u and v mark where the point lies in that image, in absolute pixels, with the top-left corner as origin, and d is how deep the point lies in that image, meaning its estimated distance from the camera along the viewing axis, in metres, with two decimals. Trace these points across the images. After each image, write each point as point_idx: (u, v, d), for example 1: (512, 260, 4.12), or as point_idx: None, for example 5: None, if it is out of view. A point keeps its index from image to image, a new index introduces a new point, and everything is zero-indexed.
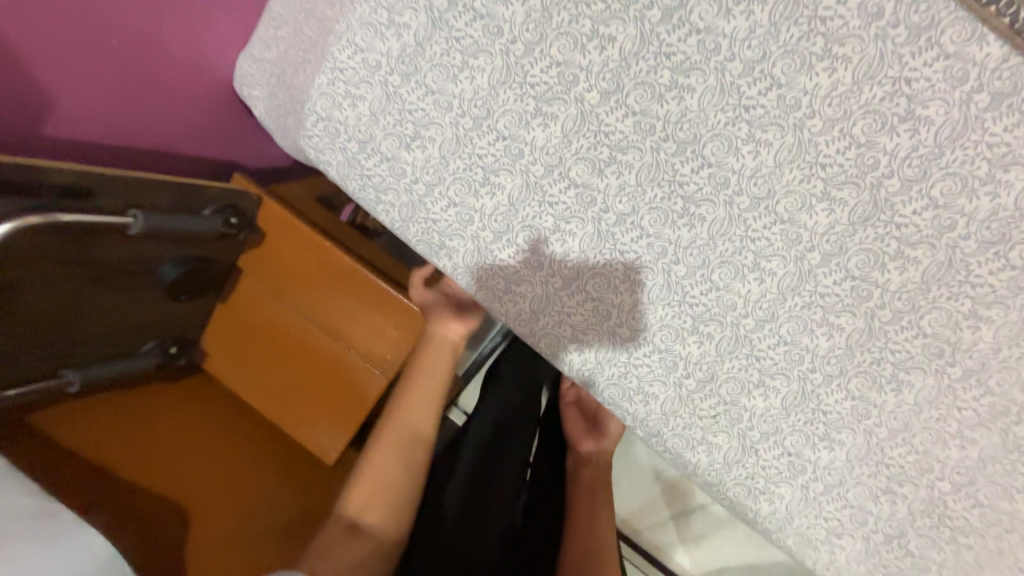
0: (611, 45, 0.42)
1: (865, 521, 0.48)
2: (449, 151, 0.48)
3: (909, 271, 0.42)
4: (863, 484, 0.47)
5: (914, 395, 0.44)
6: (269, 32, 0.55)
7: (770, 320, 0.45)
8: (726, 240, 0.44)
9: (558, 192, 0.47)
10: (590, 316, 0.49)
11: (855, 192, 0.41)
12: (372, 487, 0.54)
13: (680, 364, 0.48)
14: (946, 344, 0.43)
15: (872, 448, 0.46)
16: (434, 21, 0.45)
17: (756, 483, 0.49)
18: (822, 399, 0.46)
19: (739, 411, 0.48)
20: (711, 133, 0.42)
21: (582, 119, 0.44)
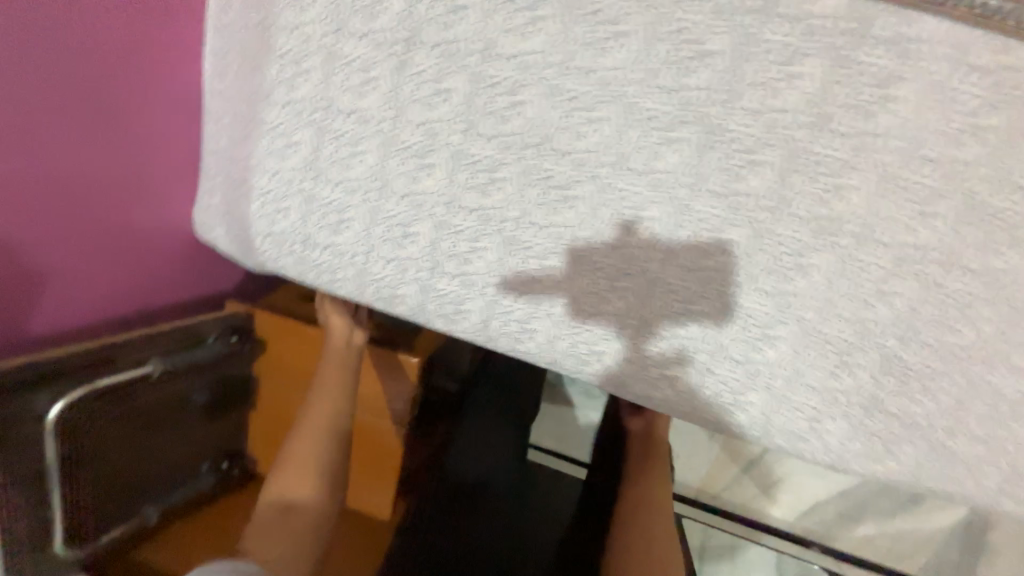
0: (604, 124, 0.48)
1: (1013, 464, 0.47)
2: (504, 252, 0.52)
3: (942, 223, 0.44)
4: (997, 429, 0.46)
5: (1002, 327, 0.44)
6: (271, 195, 0.58)
7: (829, 306, 0.46)
8: (762, 249, 0.46)
9: (599, 257, 0.50)
10: (661, 356, 0.51)
11: (865, 175, 0.44)
12: (296, 468, 0.62)
13: (763, 370, 0.49)
14: (1010, 274, 0.43)
15: (986, 391, 0.45)
16: (456, 153, 0.51)
17: (883, 461, 0.48)
18: (908, 361, 0.46)
19: (848, 403, 0.48)
20: (719, 167, 0.46)
21: (600, 190, 0.49)
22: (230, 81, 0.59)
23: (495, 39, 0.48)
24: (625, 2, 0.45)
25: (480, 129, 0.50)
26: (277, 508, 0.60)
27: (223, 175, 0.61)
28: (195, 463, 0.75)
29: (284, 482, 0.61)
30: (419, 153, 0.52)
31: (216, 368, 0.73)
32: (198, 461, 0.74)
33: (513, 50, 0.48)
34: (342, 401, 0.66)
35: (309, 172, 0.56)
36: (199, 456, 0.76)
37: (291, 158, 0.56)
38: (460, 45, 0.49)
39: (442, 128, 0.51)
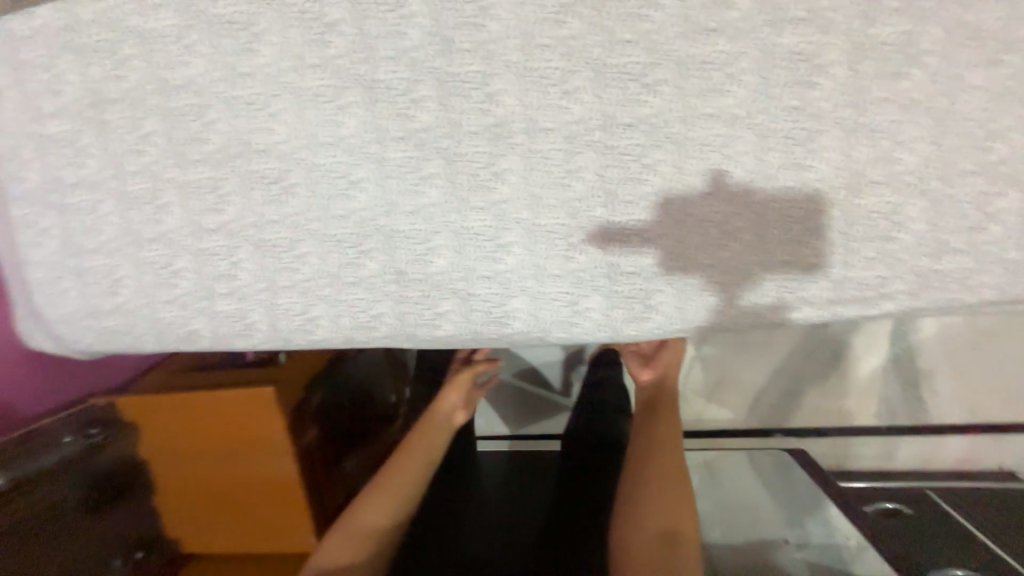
0: (505, 96, 0.52)
1: (987, 255, 0.51)
2: (458, 245, 0.56)
3: (826, 87, 0.49)
4: (957, 233, 0.50)
5: (919, 154, 0.49)
6: (226, 261, 0.60)
7: (766, 184, 0.52)
8: (690, 159, 0.52)
9: (549, 219, 0.54)
10: (640, 288, 0.56)
11: (745, 72, 0.50)
12: (357, 537, 0.66)
13: (734, 265, 0.54)
14: (904, 103, 0.48)
15: (939, 203, 0.50)
16: (381, 164, 0.55)
17: (871, 300, 0.53)
18: (856, 206, 0.51)
19: (816, 261, 0.53)
20: (631, 98, 0.51)
21: (528, 158, 0.53)
22: (23, 142, 0.60)
23: (375, 44, 0.51)
24: None
25: (392, 133, 0.54)
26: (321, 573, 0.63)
27: (157, 251, 0.61)
28: (103, 559, 0.80)
29: (340, 546, 0.65)
30: (348, 169, 0.56)
31: (88, 466, 0.79)
32: (101, 552, 0.80)
33: (392, 51, 0.51)
34: (428, 468, 0.76)
35: (251, 220, 0.59)
36: (109, 547, 0.81)
37: (229, 210, 0.59)
38: (343, 61, 0.52)
39: (359, 141, 0.55)
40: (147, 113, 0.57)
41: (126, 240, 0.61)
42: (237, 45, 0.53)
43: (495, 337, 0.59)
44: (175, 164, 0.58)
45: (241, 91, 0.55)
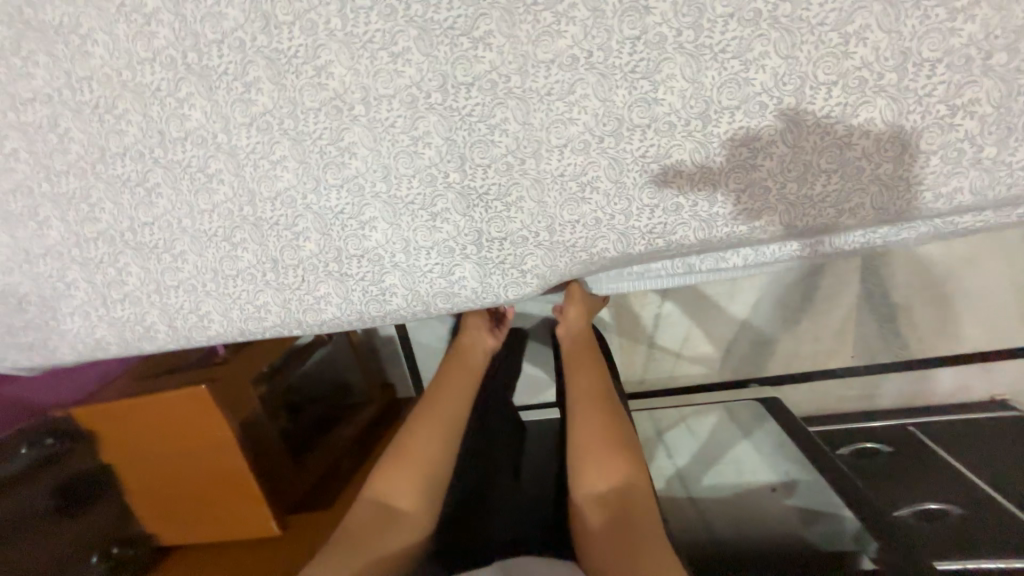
0: (333, 67, 0.50)
1: (861, 170, 0.48)
2: (323, 227, 0.56)
3: (662, 14, 0.46)
4: (823, 152, 0.47)
5: (770, 75, 0.46)
6: (115, 266, 0.62)
7: (618, 129, 0.49)
8: (535, 114, 0.50)
9: (406, 190, 0.53)
10: (510, 251, 0.55)
11: (575, 9, 0.46)
12: (413, 456, 0.64)
13: (602, 216, 0.53)
14: (745, 23, 0.45)
15: (798, 123, 0.47)
16: (234, 153, 0.55)
17: (742, 231, 0.52)
18: (716, 140, 0.48)
19: (682, 201, 0.51)
20: (465, 51, 0.48)
21: (372, 130, 0.52)
22: None
23: (199, 29, 0.50)
24: None
25: (237, 121, 0.53)
26: (381, 510, 0.60)
27: (50, 265, 0.63)
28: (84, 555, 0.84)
29: (393, 481, 0.62)
30: (204, 162, 0.55)
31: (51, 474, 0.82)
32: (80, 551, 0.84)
33: (217, 35, 0.50)
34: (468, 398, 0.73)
35: (125, 223, 0.59)
36: (87, 548, 0.85)
37: (103, 217, 0.60)
38: (173, 52, 0.52)
39: (208, 132, 0.54)
40: (6, 130, 0.57)
41: (19, 258, 0.63)
42: (70, 49, 0.53)
43: (380, 315, 0.60)
44: (44, 178, 0.59)
45: (86, 96, 0.55)
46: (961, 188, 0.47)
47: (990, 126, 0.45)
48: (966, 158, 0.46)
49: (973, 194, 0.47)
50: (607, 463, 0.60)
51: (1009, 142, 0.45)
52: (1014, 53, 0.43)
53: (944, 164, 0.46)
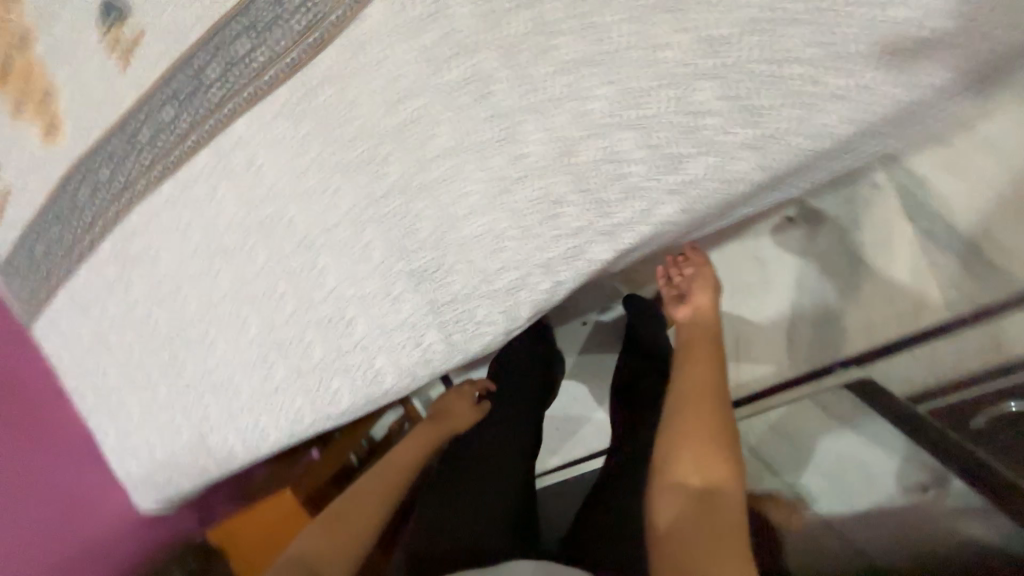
0: (302, 219, 0.68)
1: (726, 139, 0.50)
2: (322, 334, 0.71)
3: (504, 93, 0.57)
4: (683, 136, 0.51)
5: (603, 98, 0.53)
6: (201, 406, 0.82)
7: (506, 184, 0.59)
8: (440, 196, 0.62)
9: (368, 286, 0.67)
10: (460, 308, 0.64)
11: (443, 117, 0.60)
12: (345, 512, 0.79)
13: (521, 255, 0.60)
14: (567, 73, 0.54)
15: (646, 125, 0.52)
16: (255, 300, 0.74)
17: (649, 228, 0.55)
18: (587, 159, 0.55)
19: (582, 220, 0.57)
20: (378, 172, 0.63)
21: (335, 252, 0.68)
22: (84, 379, 0.90)
23: (220, 227, 0.73)
24: (258, 158, 0.68)
25: (253, 276, 0.73)
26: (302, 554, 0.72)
27: (164, 417, 0.85)
28: None
29: (319, 531, 0.76)
30: (236, 308, 0.75)
31: None
32: None
33: (231, 226, 0.72)
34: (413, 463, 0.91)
35: (202, 372, 0.80)
36: None
37: (189, 371, 0.81)
38: (208, 246, 0.74)
39: (237, 290, 0.74)
40: (128, 331, 0.84)
41: (148, 417, 0.87)
42: (154, 266, 0.78)
43: (378, 392, 0.71)
44: (152, 356, 0.83)
45: (166, 293, 0.79)
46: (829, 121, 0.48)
47: (820, 64, 0.47)
48: (816, 97, 0.47)
49: (843, 122, 0.48)
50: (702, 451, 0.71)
51: (850, 68, 0.46)
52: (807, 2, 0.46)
53: (795, 111, 0.48)
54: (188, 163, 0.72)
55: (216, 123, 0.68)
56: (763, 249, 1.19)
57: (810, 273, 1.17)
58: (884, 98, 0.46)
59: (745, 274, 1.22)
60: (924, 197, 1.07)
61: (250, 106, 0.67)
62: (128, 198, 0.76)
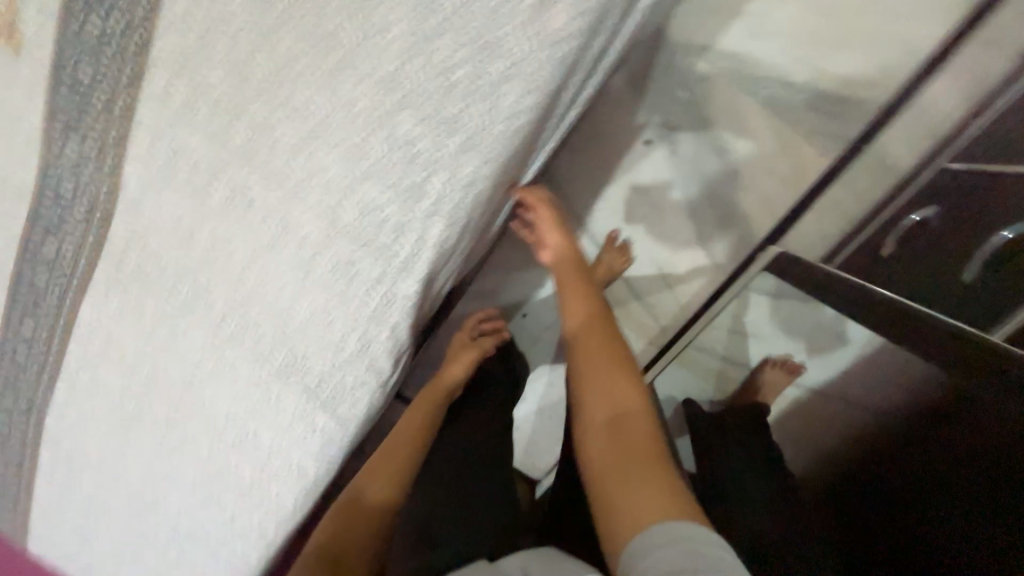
0: (172, 367, 0.73)
1: (443, 154, 0.54)
2: (240, 454, 0.76)
3: (265, 193, 0.61)
4: (410, 168, 0.55)
5: (336, 164, 0.57)
6: (183, 557, 0.87)
7: (305, 267, 0.63)
8: (265, 299, 0.66)
9: (253, 398, 0.72)
10: (331, 383, 0.69)
11: (231, 234, 0.64)
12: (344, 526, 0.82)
13: (350, 319, 0.64)
14: (300, 156, 0.58)
15: (379, 171, 0.56)
16: (177, 450, 0.79)
17: (429, 251, 0.58)
18: (351, 219, 0.59)
19: (375, 270, 0.60)
20: (207, 302, 0.68)
21: (212, 382, 0.73)
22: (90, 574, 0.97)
23: (118, 401, 0.78)
24: (112, 332, 0.73)
25: (164, 430, 0.78)
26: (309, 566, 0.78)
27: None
28: None
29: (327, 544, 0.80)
30: (169, 464, 0.81)
31: None
32: None
33: (125, 397, 0.78)
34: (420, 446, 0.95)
35: (169, 529, 0.86)
36: None
37: (159, 533, 0.87)
38: (119, 421, 0.80)
39: (160, 447, 0.80)
40: (99, 520, 0.90)
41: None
42: (88, 456, 0.84)
43: (307, 484, 0.75)
44: (127, 532, 0.89)
45: (109, 475, 0.85)
46: (514, 102, 0.51)
47: (476, 60, 0.50)
48: (490, 87, 0.51)
49: (526, 96, 0.51)
50: (603, 381, 0.71)
51: (503, 51, 0.49)
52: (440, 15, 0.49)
53: (481, 106, 0.52)
54: (67, 360, 0.78)
55: (68, 318, 0.74)
56: (642, 179, 1.19)
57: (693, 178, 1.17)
58: (544, 63, 0.50)
59: (638, 205, 1.21)
60: (753, 70, 1.08)
61: (87, 291, 0.72)
62: (40, 410, 0.83)
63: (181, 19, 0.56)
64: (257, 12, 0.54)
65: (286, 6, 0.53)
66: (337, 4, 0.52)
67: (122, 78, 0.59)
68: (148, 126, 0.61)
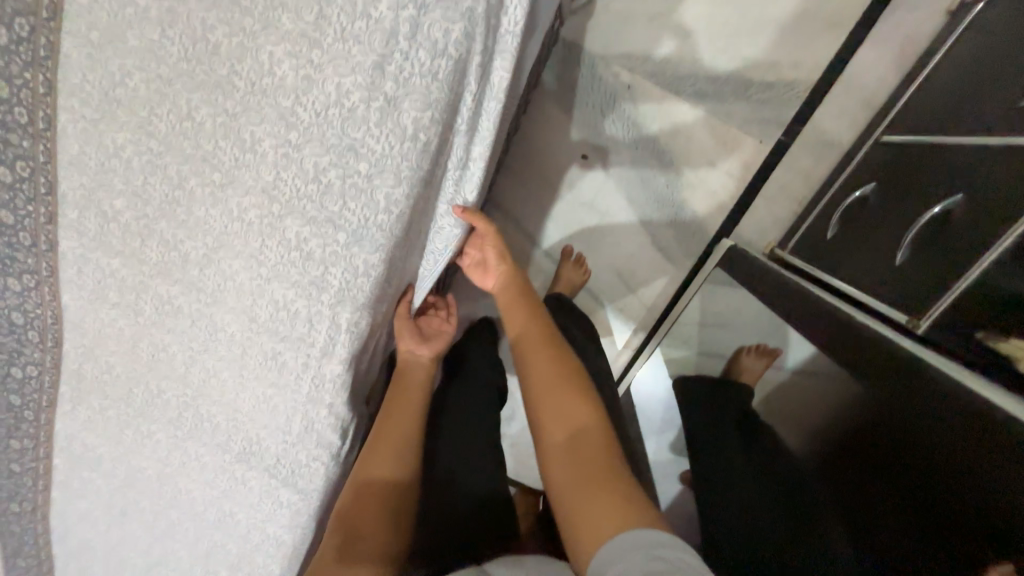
0: (147, 463, 0.78)
1: (335, 249, 0.57)
2: (224, 532, 0.81)
3: (188, 303, 0.65)
4: (308, 265, 0.58)
5: (243, 270, 0.60)
6: None
7: (239, 362, 0.67)
8: (212, 394, 0.70)
9: (222, 481, 0.77)
10: (288, 460, 0.73)
11: (168, 342, 0.68)
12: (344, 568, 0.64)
13: (292, 402, 0.68)
14: (210, 266, 0.61)
15: (281, 271, 0.59)
16: (169, 535, 0.85)
17: (345, 335, 0.62)
18: (269, 316, 0.62)
19: (302, 357, 0.64)
20: (162, 402, 0.73)
21: (184, 472, 0.78)
22: None
23: (109, 498, 0.84)
24: (89, 439, 0.79)
25: (154, 518, 0.84)
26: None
27: None
28: None
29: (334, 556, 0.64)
30: (165, 548, 0.86)
31: None
32: None
33: (114, 494, 0.84)
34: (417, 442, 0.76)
35: None
36: None
37: None
38: (113, 515, 0.86)
39: (154, 534, 0.86)
40: None
41: None
42: (95, 549, 0.91)
43: (286, 553, 0.80)
44: None
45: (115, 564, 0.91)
46: (386, 195, 0.53)
47: (344, 160, 0.51)
48: (363, 184, 0.52)
49: (397, 188, 0.53)
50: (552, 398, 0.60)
51: (364, 152, 0.51)
52: (299, 127, 0.51)
53: (359, 202, 0.54)
54: (56, 466, 0.84)
55: (47, 431, 0.80)
56: (585, 192, 1.20)
57: (634, 183, 1.16)
58: (406, 156, 0.51)
59: (586, 216, 1.22)
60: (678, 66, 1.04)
61: (56, 407, 0.78)
62: (43, 515, 0.89)
63: (77, 158, 0.59)
64: (139, 142, 0.56)
65: (163, 134, 0.55)
66: (208, 126, 0.54)
67: (39, 220, 0.62)
68: (72, 256, 0.65)
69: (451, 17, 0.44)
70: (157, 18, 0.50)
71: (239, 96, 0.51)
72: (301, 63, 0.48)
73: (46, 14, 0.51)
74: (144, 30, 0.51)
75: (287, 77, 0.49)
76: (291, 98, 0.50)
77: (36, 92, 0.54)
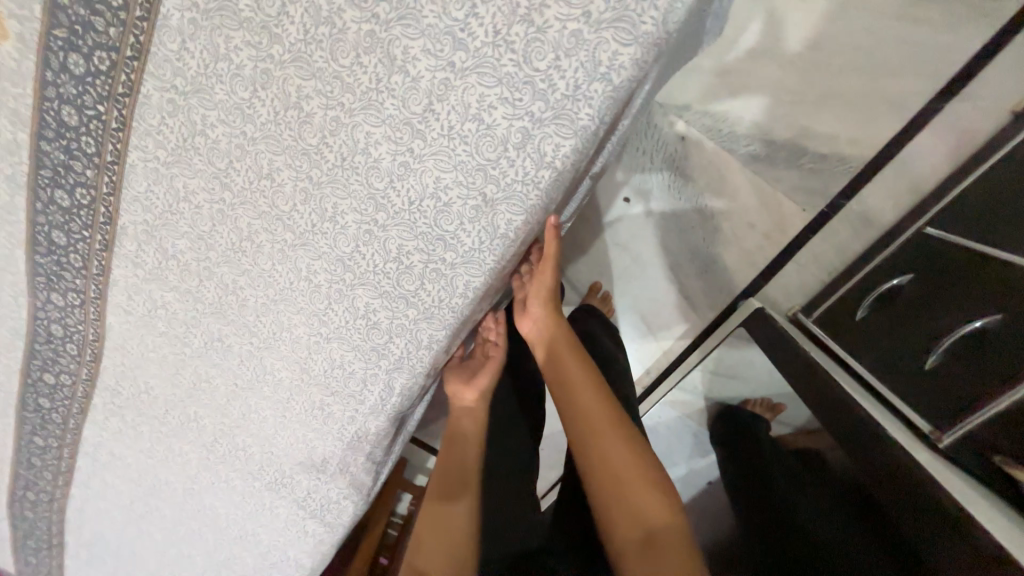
0: (176, 476, 0.79)
1: (402, 323, 0.57)
2: (244, 548, 0.83)
3: (240, 344, 0.64)
4: (371, 333, 0.58)
5: (302, 326, 0.60)
6: None
7: (283, 405, 0.67)
8: (251, 428, 0.71)
9: (250, 504, 0.78)
10: (317, 496, 0.74)
11: (212, 375, 0.68)
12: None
13: (329, 448, 0.69)
14: (268, 317, 0.61)
15: (342, 333, 0.59)
16: (187, 540, 0.87)
17: (396, 399, 0.63)
18: (322, 371, 0.62)
19: (348, 411, 0.65)
20: (198, 426, 0.73)
21: (213, 491, 0.79)
22: None
23: (130, 501, 0.85)
24: (118, 446, 0.79)
25: (174, 525, 0.85)
26: None
27: None
28: None
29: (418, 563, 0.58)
30: (183, 550, 0.88)
31: None
32: None
33: (136, 498, 0.84)
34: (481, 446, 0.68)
35: None
36: None
37: None
38: (134, 515, 0.87)
39: (171, 538, 0.87)
40: None
41: None
42: (110, 542, 0.93)
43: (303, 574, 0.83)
44: None
45: (130, 556, 0.93)
46: (464, 282, 0.53)
47: (428, 248, 0.52)
48: (444, 271, 0.53)
49: (475, 277, 0.53)
50: (631, 500, 0.51)
51: (452, 243, 0.51)
52: (387, 208, 0.51)
53: (437, 284, 0.54)
54: (79, 466, 0.84)
55: (72, 436, 0.79)
56: (617, 232, 1.00)
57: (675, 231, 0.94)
58: (490, 251, 0.51)
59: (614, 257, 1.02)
60: (718, 113, 0.83)
61: (84, 416, 0.77)
62: (57, 507, 0.89)
63: (142, 195, 0.57)
64: (212, 191, 0.55)
65: (238, 187, 0.54)
66: (290, 188, 0.52)
67: (94, 247, 0.59)
68: (121, 284, 0.64)
69: (566, 134, 0.44)
70: (250, 78, 0.48)
71: (326, 167, 0.50)
72: (400, 150, 0.48)
73: (131, 52, 0.48)
74: (234, 86, 0.48)
75: (383, 160, 0.48)
76: (384, 181, 0.49)
77: (108, 126, 0.51)
